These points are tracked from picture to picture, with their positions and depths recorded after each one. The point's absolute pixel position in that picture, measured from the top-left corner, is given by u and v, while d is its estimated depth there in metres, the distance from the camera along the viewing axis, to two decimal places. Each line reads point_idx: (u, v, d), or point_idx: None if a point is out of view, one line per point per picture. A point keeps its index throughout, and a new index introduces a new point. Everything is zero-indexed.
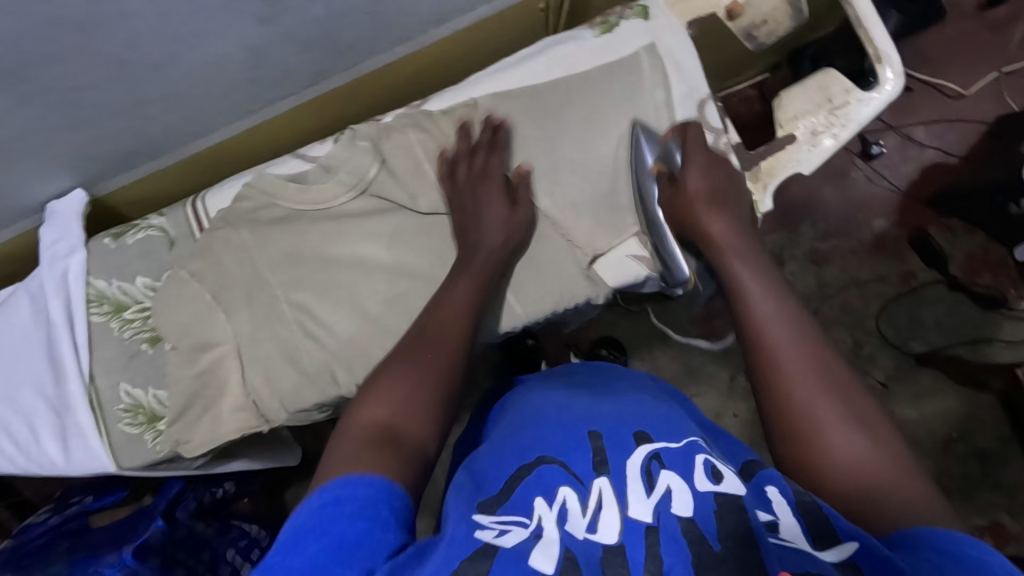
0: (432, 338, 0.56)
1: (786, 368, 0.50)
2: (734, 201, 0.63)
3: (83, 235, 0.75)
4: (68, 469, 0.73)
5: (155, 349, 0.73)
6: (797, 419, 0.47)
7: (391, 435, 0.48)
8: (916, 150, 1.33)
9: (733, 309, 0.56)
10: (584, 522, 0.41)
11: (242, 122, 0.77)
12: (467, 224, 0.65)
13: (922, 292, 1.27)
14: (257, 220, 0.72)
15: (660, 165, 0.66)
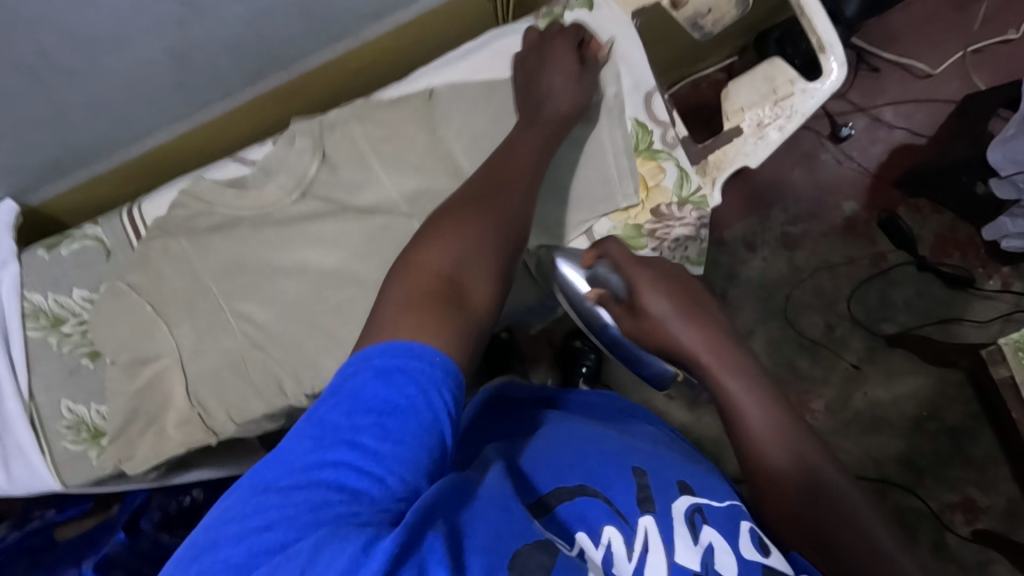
0: (491, 194, 0.52)
1: (794, 481, 0.48)
2: (701, 301, 0.58)
3: (15, 248, 0.72)
4: (11, 490, 0.70)
5: (96, 363, 0.71)
6: (824, 538, 0.46)
7: (455, 285, 0.44)
8: (885, 132, 1.32)
9: (728, 425, 0.53)
10: (631, 566, 0.39)
11: (179, 125, 0.74)
12: (534, 85, 0.62)
13: (892, 274, 1.27)
14: (195, 228, 0.69)
15: (604, 290, 0.61)
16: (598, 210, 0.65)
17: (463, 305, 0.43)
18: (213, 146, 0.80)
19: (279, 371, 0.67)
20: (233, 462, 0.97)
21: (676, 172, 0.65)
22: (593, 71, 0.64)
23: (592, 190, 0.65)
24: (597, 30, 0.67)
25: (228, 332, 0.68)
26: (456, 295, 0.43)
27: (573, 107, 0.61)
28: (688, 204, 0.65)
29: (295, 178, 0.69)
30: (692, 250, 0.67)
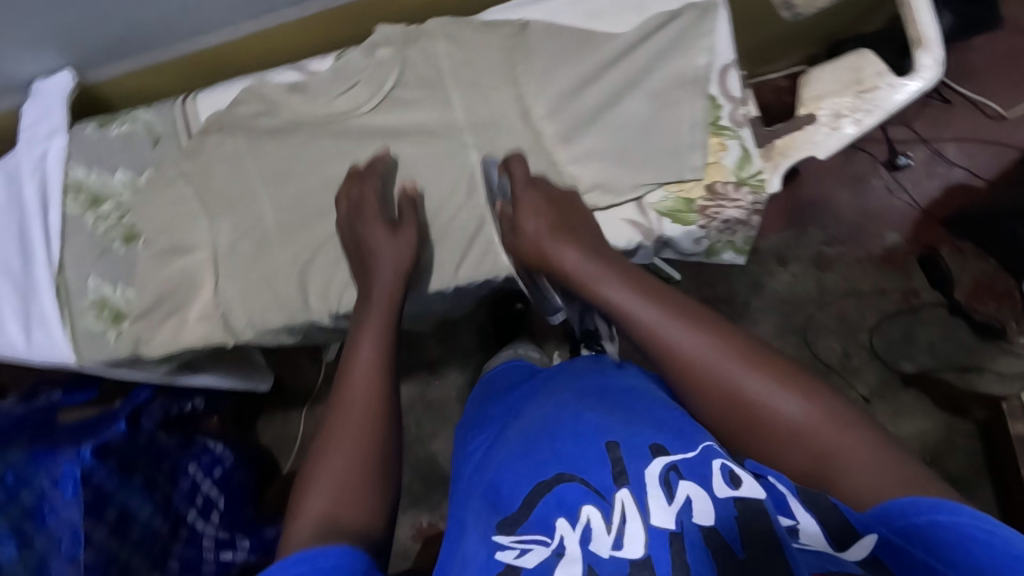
0: (347, 409, 0.55)
1: (700, 378, 0.50)
2: (573, 209, 0.63)
3: (66, 119, 0.72)
4: (27, 355, 0.71)
5: (129, 247, 0.71)
6: (741, 419, 0.49)
7: (333, 523, 0.48)
8: (943, 168, 1.28)
9: (642, 342, 0.54)
10: (609, 540, 0.42)
11: (243, 25, 0.73)
12: (363, 255, 0.64)
13: (921, 312, 1.25)
14: (256, 128, 0.69)
15: (502, 202, 0.66)
16: (656, 177, 0.64)
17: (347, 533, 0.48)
18: (275, 55, 0.80)
19: (309, 286, 0.68)
20: (232, 373, 0.99)
21: (739, 152, 0.63)
22: (409, 211, 0.65)
23: (657, 156, 0.64)
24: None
25: (265, 241, 0.69)
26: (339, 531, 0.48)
27: (403, 258, 0.63)
28: (745, 185, 0.63)
29: (345, 107, 0.68)
30: (739, 234, 0.66)
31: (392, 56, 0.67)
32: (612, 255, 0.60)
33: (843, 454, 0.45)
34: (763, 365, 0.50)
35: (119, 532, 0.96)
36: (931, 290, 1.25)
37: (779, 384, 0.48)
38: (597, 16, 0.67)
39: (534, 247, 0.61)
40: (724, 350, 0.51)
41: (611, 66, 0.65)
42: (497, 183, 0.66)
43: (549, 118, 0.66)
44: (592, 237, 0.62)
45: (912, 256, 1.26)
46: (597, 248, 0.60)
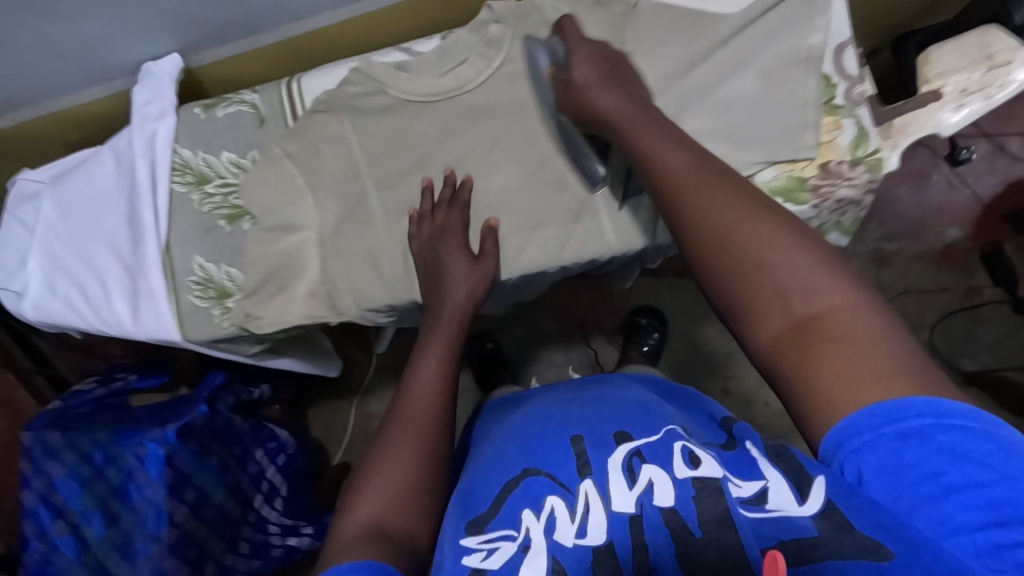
0: (417, 417, 0.56)
1: (701, 220, 0.47)
2: (627, 74, 0.60)
3: (175, 100, 0.73)
4: (135, 332, 0.73)
5: (233, 226, 0.72)
6: (729, 264, 0.45)
7: (384, 528, 0.48)
8: (1006, 162, 1.25)
9: (649, 180, 0.52)
10: (573, 528, 0.46)
11: (344, 9, 0.74)
12: (433, 279, 0.65)
13: (981, 310, 1.23)
14: (361, 108, 0.70)
15: (550, 67, 0.65)
16: (769, 156, 0.63)
17: (393, 540, 0.48)
18: (366, 39, 0.80)
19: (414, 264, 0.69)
20: (311, 359, 1.00)
21: (855, 130, 0.62)
22: (491, 244, 0.66)
23: (773, 136, 0.63)
24: None
25: (369, 221, 0.70)
26: (386, 535, 0.48)
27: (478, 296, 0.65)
28: (861, 164, 0.62)
29: (452, 84, 0.68)
30: (849, 215, 0.66)
31: (502, 32, 0.67)
32: (654, 114, 0.56)
33: (836, 323, 0.41)
34: (786, 223, 0.45)
35: (198, 511, 0.97)
36: (995, 287, 1.23)
37: (788, 241, 0.44)
38: None
39: (576, 95, 0.60)
40: (743, 202, 0.47)
41: (722, 45, 0.64)
42: (545, 57, 0.65)
43: (660, 95, 0.64)
44: (639, 97, 0.58)
45: (974, 252, 1.24)
46: (639, 106, 0.57)
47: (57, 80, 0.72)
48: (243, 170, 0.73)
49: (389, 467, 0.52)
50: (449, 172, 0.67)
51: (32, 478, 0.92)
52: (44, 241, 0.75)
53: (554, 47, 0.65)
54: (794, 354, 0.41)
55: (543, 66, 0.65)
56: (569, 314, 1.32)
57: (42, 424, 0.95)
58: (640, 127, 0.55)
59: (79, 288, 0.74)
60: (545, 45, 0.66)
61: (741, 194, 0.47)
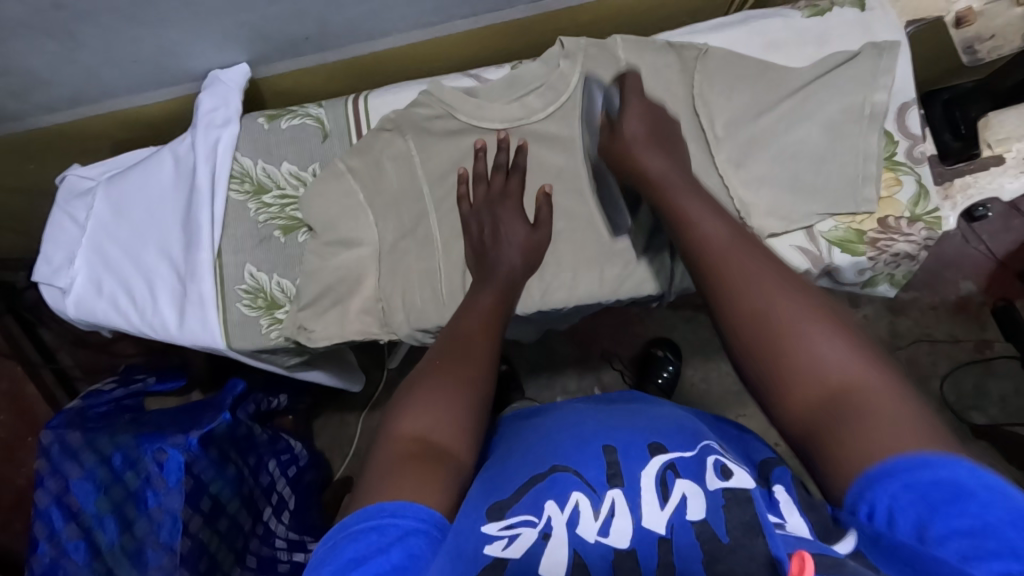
0: (468, 352, 0.55)
1: (735, 287, 0.50)
2: (671, 135, 0.65)
3: (240, 109, 0.74)
4: (179, 336, 0.72)
5: (288, 237, 0.73)
6: (764, 339, 0.46)
7: (432, 453, 0.46)
8: (1021, 221, 1.27)
9: (685, 247, 0.55)
10: (596, 525, 0.42)
11: (414, 33, 0.75)
12: (486, 242, 0.67)
13: (993, 364, 1.25)
14: (428, 130, 0.70)
15: (603, 114, 0.69)
16: (829, 208, 0.65)
17: (442, 462, 0.46)
18: (429, 63, 0.82)
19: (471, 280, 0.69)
20: (339, 374, 1.00)
21: (914, 188, 0.64)
22: (546, 212, 0.67)
23: (836, 189, 0.64)
24: (866, 34, 0.66)
25: (427, 243, 0.70)
26: (436, 453, 0.47)
27: (529, 254, 0.67)
28: (920, 222, 0.64)
29: (519, 113, 0.69)
30: (902, 268, 0.67)
31: (571, 67, 0.69)
32: (695, 185, 0.60)
33: (867, 395, 0.40)
34: (819, 302, 0.47)
35: (210, 521, 0.92)
36: (1005, 341, 1.24)
37: (817, 312, 0.46)
38: (775, 50, 0.68)
39: (623, 150, 0.65)
40: (780, 279, 0.49)
41: (789, 96, 0.66)
42: (601, 100, 0.69)
43: (724, 142, 0.66)
44: (680, 165, 0.63)
45: (987, 306, 1.26)
46: (681, 172, 0.62)
47: (127, 82, 0.73)
48: (303, 182, 0.73)
49: (435, 397, 0.50)
50: (505, 136, 0.68)
51: (48, 478, 0.91)
52: (93, 237, 0.74)
53: (612, 94, 0.69)
54: (825, 424, 0.41)
55: (596, 110, 0.69)
56: (582, 341, 1.32)
57: (62, 423, 0.94)
58: (680, 194, 0.59)
59: (125, 288, 0.73)
60: (605, 88, 0.69)
61: (775, 274, 0.49)
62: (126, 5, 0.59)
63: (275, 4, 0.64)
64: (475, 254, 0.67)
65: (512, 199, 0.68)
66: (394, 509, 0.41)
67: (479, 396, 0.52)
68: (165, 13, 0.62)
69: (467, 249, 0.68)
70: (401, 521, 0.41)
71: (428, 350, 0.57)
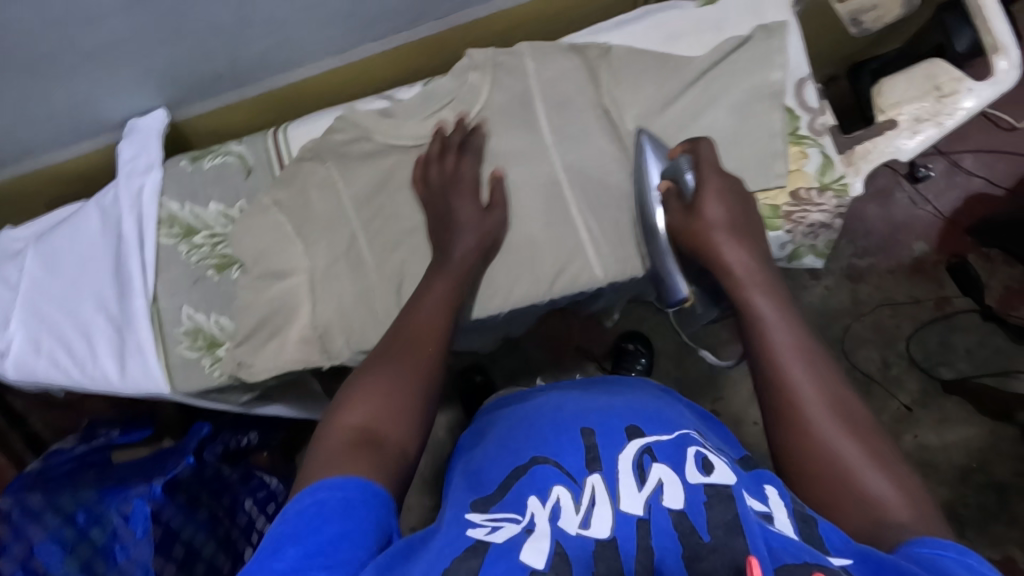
0: (415, 344, 0.55)
1: (803, 403, 0.49)
2: (756, 226, 0.59)
3: (162, 154, 0.74)
4: (123, 387, 0.72)
5: (222, 275, 0.73)
6: (822, 467, 0.47)
7: (374, 440, 0.48)
8: (963, 177, 1.31)
9: (749, 346, 0.53)
10: (578, 518, 0.44)
11: (330, 59, 0.76)
12: (444, 219, 0.65)
13: (954, 319, 1.27)
14: (347, 154, 0.72)
15: (670, 181, 0.63)
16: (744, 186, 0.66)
17: (384, 448, 0.48)
18: (348, 88, 0.83)
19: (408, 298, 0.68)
20: (299, 406, 0.99)
21: (820, 159, 0.66)
22: (500, 193, 0.67)
23: (745, 166, 0.66)
24: (760, 14, 0.69)
25: (360, 265, 0.70)
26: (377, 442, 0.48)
27: (490, 231, 0.65)
28: (829, 190, 0.65)
29: (435, 127, 0.70)
30: (821, 239, 0.68)
31: (481, 78, 0.71)
32: (773, 281, 0.56)
33: (910, 540, 0.42)
34: (873, 439, 0.47)
35: (186, 568, 0.91)
36: (962, 296, 1.27)
37: (876, 454, 0.47)
38: (675, 39, 0.70)
39: (701, 233, 0.59)
40: (845, 410, 0.49)
41: (694, 83, 0.68)
42: (672, 166, 0.63)
43: (636, 134, 0.69)
44: (759, 248, 0.58)
45: (941, 265, 1.29)
46: (758, 262, 0.57)
47: (47, 136, 0.73)
48: (231, 220, 0.73)
49: (379, 386, 0.51)
50: (456, 119, 0.69)
51: (10, 545, 0.85)
52: (29, 298, 0.74)
53: (681, 161, 0.63)
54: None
55: (656, 182, 0.65)
56: (556, 342, 1.32)
57: (21, 487, 0.92)
58: (750, 289, 0.55)
59: (64, 345, 0.72)
60: (670, 157, 0.65)
61: (835, 404, 0.49)
62: (27, 61, 0.59)
63: (179, 45, 0.64)
64: (436, 225, 0.65)
65: (467, 171, 0.67)
66: (337, 486, 0.43)
67: (425, 379, 0.53)
68: (71, 66, 0.63)
69: (427, 220, 0.67)
70: (340, 493, 0.43)
71: (378, 341, 0.57)
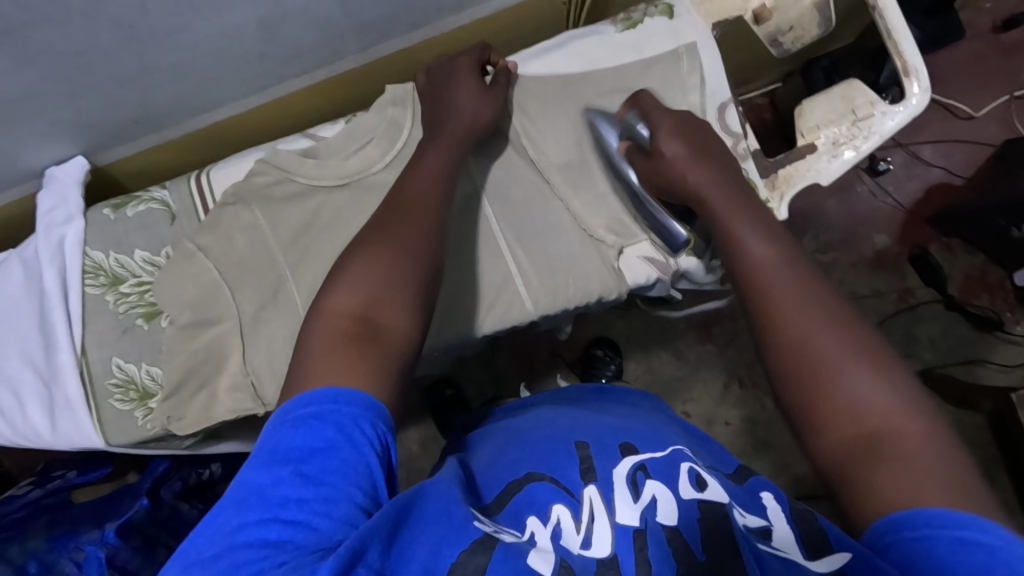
0: (404, 214, 0.55)
1: (784, 306, 0.50)
2: (716, 148, 0.64)
3: (82, 203, 0.73)
4: (55, 442, 0.71)
5: (151, 324, 0.71)
6: (800, 367, 0.47)
7: (368, 327, 0.47)
8: (922, 169, 1.28)
9: (730, 260, 0.56)
10: (579, 538, 0.42)
11: (250, 98, 0.74)
12: (435, 111, 0.66)
13: (918, 310, 1.24)
14: (270, 197, 0.70)
15: (626, 141, 0.67)
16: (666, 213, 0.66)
17: (377, 336, 0.47)
18: (274, 125, 0.82)
19: None
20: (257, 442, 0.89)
21: None
22: (504, 78, 0.68)
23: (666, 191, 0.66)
24: (677, 38, 0.69)
25: (289, 308, 0.69)
26: (367, 327, 0.47)
27: (476, 120, 0.65)
28: None
29: (359, 166, 0.69)
30: None
31: (401, 114, 0.70)
32: (752, 201, 0.59)
33: (898, 445, 0.41)
34: (865, 339, 0.47)
35: None
36: (926, 287, 1.24)
37: (859, 350, 0.46)
38: (595, 64, 0.70)
39: (664, 168, 0.63)
40: (830, 312, 0.49)
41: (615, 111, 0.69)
42: (620, 128, 0.67)
43: (557, 166, 0.68)
44: (726, 176, 0.61)
45: (904, 257, 1.26)
46: (731, 187, 0.60)
47: None
48: (158, 267, 0.72)
49: (367, 265, 0.50)
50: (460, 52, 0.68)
51: None
52: None
53: (631, 120, 0.67)
54: (859, 465, 0.42)
55: (617, 142, 0.67)
56: (525, 350, 1.23)
57: None
58: (728, 208, 0.58)
59: None
60: (619, 119, 0.68)
61: (819, 306, 0.49)
62: None
63: (85, 97, 0.62)
64: (428, 122, 0.66)
65: (431, 97, 0.67)
66: (338, 395, 0.42)
67: (418, 253, 0.53)
68: None
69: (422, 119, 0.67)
70: (344, 407, 0.42)
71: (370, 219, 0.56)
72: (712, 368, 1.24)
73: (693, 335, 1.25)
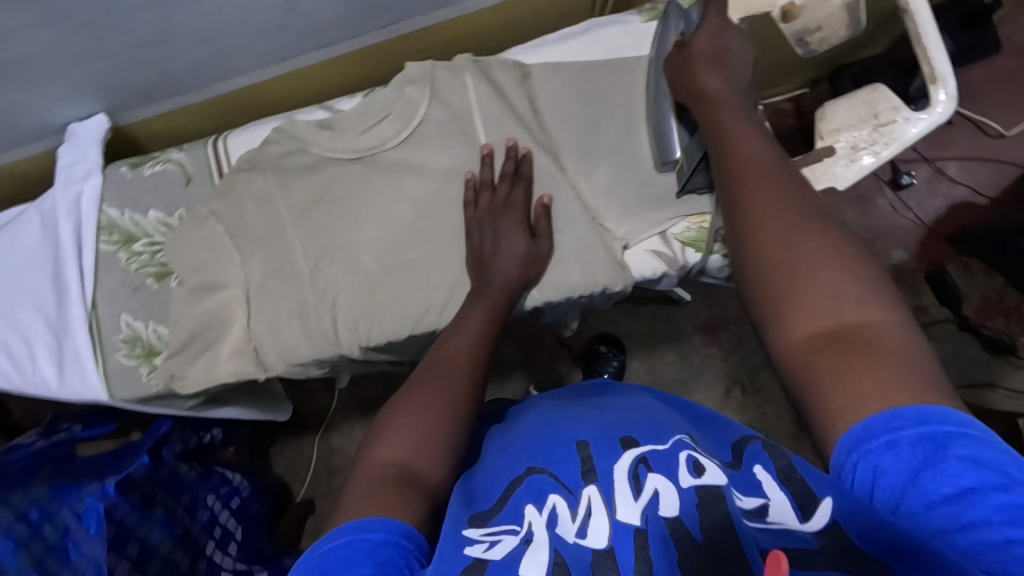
0: (450, 377, 0.55)
1: (767, 202, 0.48)
2: (739, 61, 0.60)
3: (101, 160, 0.74)
4: (61, 393, 0.72)
5: (161, 284, 0.73)
6: (774, 262, 0.46)
7: (409, 478, 0.46)
8: (946, 185, 1.26)
9: (720, 154, 0.54)
10: (574, 527, 0.40)
11: (272, 68, 0.75)
12: (484, 251, 0.65)
13: (930, 328, 1.21)
14: (284, 167, 0.71)
15: (678, 35, 0.65)
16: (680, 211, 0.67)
17: (419, 487, 0.46)
18: (294, 97, 0.83)
19: (339, 315, 0.68)
20: (260, 406, 0.90)
21: None
22: (545, 223, 0.66)
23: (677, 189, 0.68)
24: None
25: (295, 278, 0.70)
26: (408, 478, 0.46)
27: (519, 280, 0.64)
28: None
29: (373, 142, 0.70)
30: None
31: (419, 92, 0.70)
32: (749, 111, 0.58)
33: (871, 338, 0.40)
34: (843, 236, 0.46)
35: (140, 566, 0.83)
36: (940, 306, 1.22)
37: (839, 253, 0.44)
38: (617, 53, 0.70)
39: (686, 68, 0.61)
40: (811, 212, 0.47)
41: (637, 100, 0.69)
42: (677, 22, 0.66)
43: (574, 154, 0.69)
44: (740, 83, 0.59)
45: (920, 273, 1.23)
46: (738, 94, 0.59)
47: None
48: (170, 228, 0.73)
49: (415, 416, 0.51)
50: (488, 150, 0.68)
51: None
52: None
53: (690, 15, 0.66)
54: (825, 365, 0.40)
55: (670, 34, 0.66)
56: (530, 340, 1.23)
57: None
58: (730, 113, 0.56)
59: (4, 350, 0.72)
60: (682, 11, 0.66)
61: (803, 207, 0.48)
62: None
63: (111, 56, 0.63)
64: (474, 262, 0.66)
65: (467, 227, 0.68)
66: (360, 526, 0.41)
67: (459, 410, 0.53)
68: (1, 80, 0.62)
69: (467, 256, 0.67)
70: (368, 535, 0.40)
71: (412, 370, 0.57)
72: (715, 372, 1.22)
73: (699, 337, 1.23)
